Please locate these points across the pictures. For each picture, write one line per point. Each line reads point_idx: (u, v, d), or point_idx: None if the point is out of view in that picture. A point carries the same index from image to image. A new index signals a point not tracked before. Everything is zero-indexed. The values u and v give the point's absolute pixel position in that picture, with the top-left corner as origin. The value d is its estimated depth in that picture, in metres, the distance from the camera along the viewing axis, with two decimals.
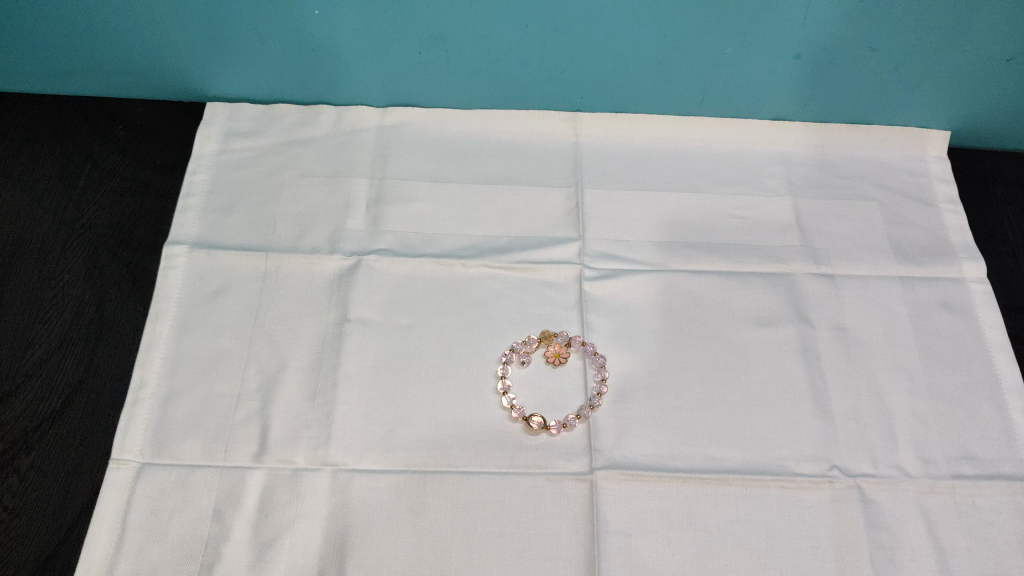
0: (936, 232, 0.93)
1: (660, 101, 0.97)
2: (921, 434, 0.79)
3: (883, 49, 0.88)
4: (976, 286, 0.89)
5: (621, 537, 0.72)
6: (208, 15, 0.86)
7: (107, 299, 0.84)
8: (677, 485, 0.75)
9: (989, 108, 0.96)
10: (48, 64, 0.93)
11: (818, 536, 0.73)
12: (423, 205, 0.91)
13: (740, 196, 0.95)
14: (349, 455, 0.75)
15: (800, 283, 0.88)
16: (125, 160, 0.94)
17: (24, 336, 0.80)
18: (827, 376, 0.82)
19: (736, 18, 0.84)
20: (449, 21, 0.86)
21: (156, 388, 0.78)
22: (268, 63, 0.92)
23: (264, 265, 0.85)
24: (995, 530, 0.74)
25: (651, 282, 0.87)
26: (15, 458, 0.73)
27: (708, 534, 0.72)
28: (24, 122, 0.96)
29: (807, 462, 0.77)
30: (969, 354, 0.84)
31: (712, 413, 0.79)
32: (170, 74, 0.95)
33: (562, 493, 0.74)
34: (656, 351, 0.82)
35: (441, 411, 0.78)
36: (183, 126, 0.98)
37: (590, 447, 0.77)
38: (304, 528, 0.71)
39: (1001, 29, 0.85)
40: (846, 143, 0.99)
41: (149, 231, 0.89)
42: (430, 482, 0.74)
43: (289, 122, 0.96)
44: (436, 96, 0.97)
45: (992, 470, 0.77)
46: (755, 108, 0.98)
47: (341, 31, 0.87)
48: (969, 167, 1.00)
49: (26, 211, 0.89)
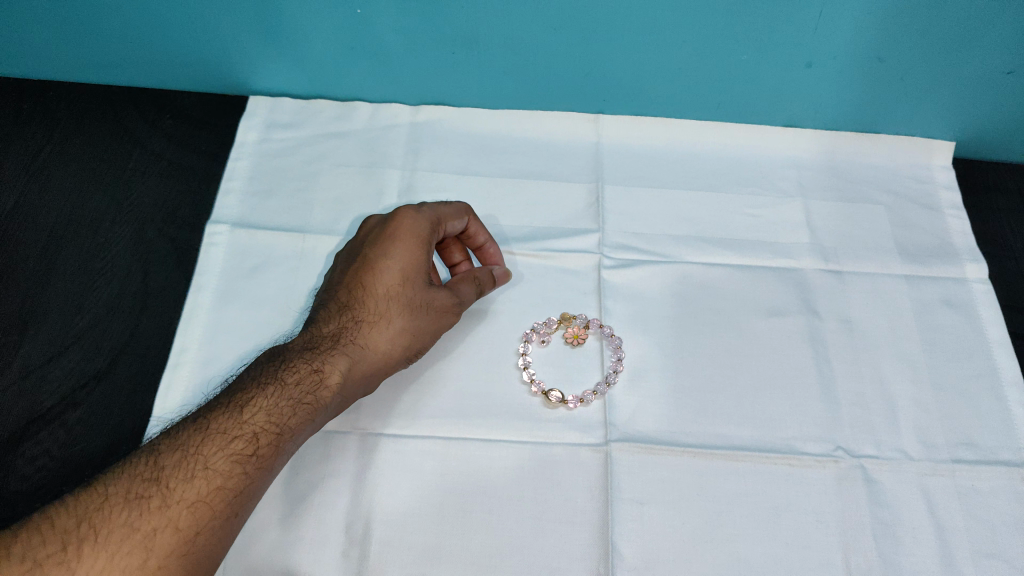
0: (940, 235, 0.97)
1: (679, 105, 1.02)
2: (923, 421, 0.82)
3: (891, 59, 0.93)
4: (978, 286, 0.93)
5: (633, 505, 0.76)
6: (254, 14, 0.91)
7: (153, 271, 0.89)
8: (688, 459, 0.78)
9: (993, 119, 1.00)
10: (102, 57, 0.99)
11: (822, 512, 0.76)
12: (452, 195, 0.96)
13: (753, 197, 0.99)
14: (377, 420, 0.79)
15: (809, 277, 0.92)
16: (171, 146, 1.00)
17: (75, 304, 0.85)
18: (834, 364, 0.85)
19: (752, 27, 0.89)
20: (481, 23, 0.91)
21: (196, 353, 0.82)
22: (309, 59, 0.98)
23: (301, 245, 0.90)
24: (992, 512, 0.77)
25: (666, 272, 0.91)
26: (62, 413, 0.78)
27: (716, 506, 0.76)
28: (79, 109, 1.02)
29: (813, 442, 0.80)
30: (970, 349, 0.88)
31: (723, 394, 0.83)
32: (215, 68, 1.00)
33: (578, 462, 0.78)
34: (669, 334, 0.86)
35: (465, 383, 0.82)
36: (226, 115, 1.03)
37: (605, 422, 0.80)
38: (332, 485, 0.75)
39: (1004, 43, 0.89)
40: (855, 150, 1.04)
41: (193, 210, 0.94)
42: (452, 447, 0.78)
43: (327, 116, 1.02)
44: (466, 96, 1.03)
45: (992, 456, 0.80)
46: (769, 114, 1.03)
47: (380, 30, 0.93)
48: (973, 177, 1.05)
49: (79, 193, 0.95)
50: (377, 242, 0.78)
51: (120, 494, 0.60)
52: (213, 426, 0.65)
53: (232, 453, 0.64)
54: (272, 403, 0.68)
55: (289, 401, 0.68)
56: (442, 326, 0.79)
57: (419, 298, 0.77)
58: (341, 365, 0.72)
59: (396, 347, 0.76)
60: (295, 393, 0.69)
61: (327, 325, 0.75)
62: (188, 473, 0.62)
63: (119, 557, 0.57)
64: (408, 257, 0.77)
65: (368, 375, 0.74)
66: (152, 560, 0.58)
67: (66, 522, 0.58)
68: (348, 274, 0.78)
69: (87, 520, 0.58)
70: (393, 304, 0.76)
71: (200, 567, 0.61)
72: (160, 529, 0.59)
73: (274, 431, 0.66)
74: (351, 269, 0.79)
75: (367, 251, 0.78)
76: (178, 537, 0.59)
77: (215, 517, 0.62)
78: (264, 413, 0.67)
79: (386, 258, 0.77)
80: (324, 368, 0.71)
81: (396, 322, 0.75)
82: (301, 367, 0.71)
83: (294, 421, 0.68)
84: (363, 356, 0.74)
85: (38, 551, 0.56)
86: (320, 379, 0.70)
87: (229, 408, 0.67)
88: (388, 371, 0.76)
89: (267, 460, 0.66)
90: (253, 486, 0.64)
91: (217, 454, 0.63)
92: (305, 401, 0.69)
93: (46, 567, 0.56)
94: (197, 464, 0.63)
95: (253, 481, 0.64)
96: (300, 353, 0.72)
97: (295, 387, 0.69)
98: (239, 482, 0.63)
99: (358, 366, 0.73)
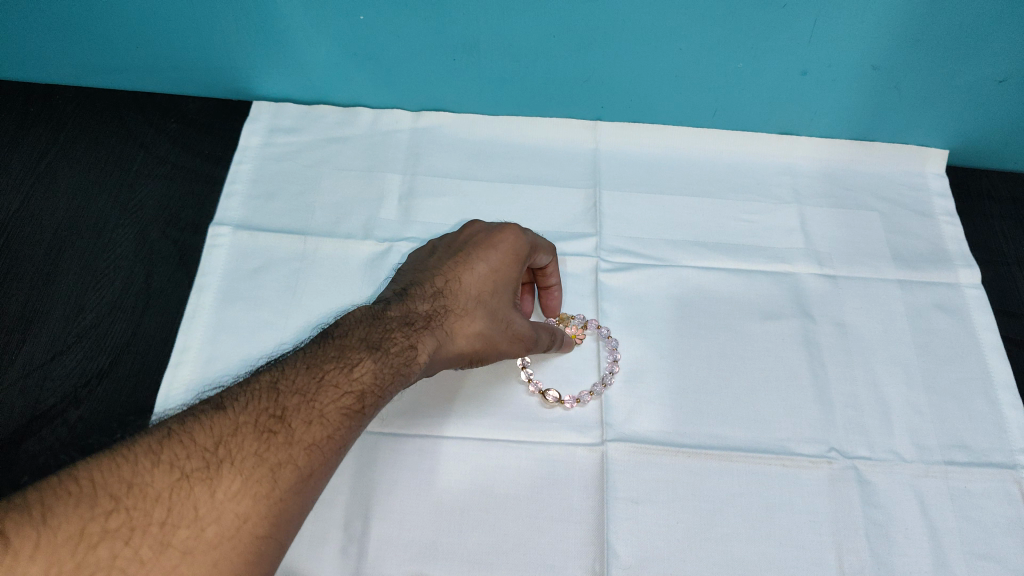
0: (933, 242, 0.98)
1: (676, 112, 1.04)
2: (916, 423, 0.83)
3: (885, 68, 0.94)
4: (971, 291, 0.94)
5: (628, 503, 0.77)
6: (258, 19, 0.92)
7: (156, 272, 0.90)
8: (683, 459, 0.79)
9: (986, 128, 1.01)
10: (107, 62, 1.00)
11: (816, 512, 0.77)
12: (452, 199, 0.98)
13: (749, 203, 1.01)
14: (376, 419, 0.80)
15: (803, 281, 0.93)
16: (175, 149, 1.01)
17: (78, 303, 0.87)
18: (828, 366, 0.86)
19: (748, 34, 0.91)
20: (482, 30, 0.92)
21: (198, 351, 0.83)
22: (312, 65, 0.99)
23: (303, 247, 0.92)
24: (985, 513, 0.78)
25: (662, 276, 0.92)
26: (64, 410, 0.79)
27: (711, 505, 0.77)
28: (84, 113, 1.04)
29: (807, 443, 0.81)
30: (963, 353, 0.89)
31: (719, 395, 0.84)
32: (220, 73, 1.02)
33: (575, 461, 0.79)
34: (667, 337, 0.87)
35: (463, 383, 0.83)
36: (229, 119, 1.04)
37: (601, 422, 0.81)
38: (332, 482, 0.76)
39: (997, 51, 0.91)
40: (850, 157, 1.05)
41: (196, 212, 0.95)
42: (451, 445, 0.79)
43: (329, 121, 1.04)
44: (467, 102, 1.04)
45: (984, 458, 0.81)
46: (765, 121, 1.04)
47: (382, 36, 0.94)
48: (966, 185, 1.06)
49: (84, 195, 0.96)
50: (479, 246, 0.78)
51: (250, 423, 0.59)
52: (325, 375, 0.64)
53: (342, 405, 0.63)
54: (375, 368, 0.66)
55: (390, 369, 0.67)
56: (510, 353, 0.78)
57: (501, 313, 0.76)
58: (428, 345, 0.71)
59: (471, 344, 0.75)
60: (395, 362, 0.67)
61: (420, 304, 0.74)
62: (308, 417, 0.61)
63: (252, 483, 0.56)
64: (502, 266, 0.77)
65: (442, 362, 0.73)
66: (276, 492, 0.56)
67: (205, 441, 0.57)
68: (441, 265, 0.78)
69: (224, 444, 0.57)
70: (481, 308, 0.75)
71: (306, 512, 0.59)
72: (284, 464, 0.58)
73: (374, 393, 0.65)
74: (448, 259, 0.78)
75: (466, 249, 0.78)
76: (299, 474, 0.58)
77: (326, 463, 0.60)
78: (369, 376, 0.65)
79: (480, 261, 0.77)
80: (417, 345, 0.70)
81: (478, 322, 0.75)
82: (399, 338, 0.69)
83: (389, 390, 0.66)
84: (447, 343, 0.72)
85: (184, 463, 0.55)
86: (414, 351, 0.69)
87: (338, 362, 0.65)
88: (452, 364, 0.76)
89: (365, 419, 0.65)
90: (351, 443, 0.63)
91: (331, 402, 0.62)
92: (402, 374, 0.68)
93: (193, 480, 0.55)
94: (314, 410, 0.61)
95: (352, 438, 0.63)
96: (398, 325, 0.70)
97: (395, 357, 0.68)
98: (343, 435, 0.62)
99: (442, 351, 0.72)
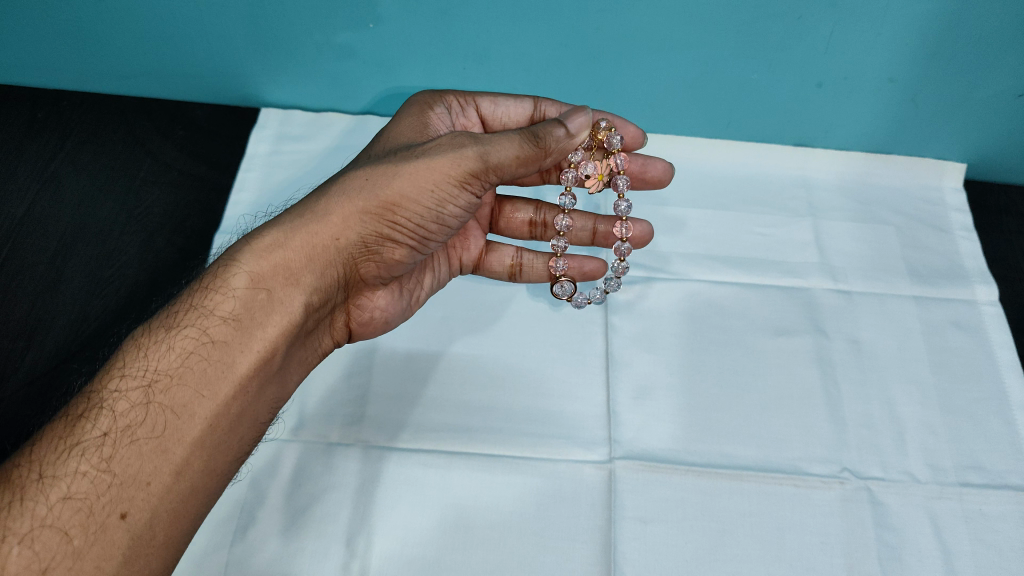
0: (950, 257, 0.96)
1: (688, 124, 1.02)
2: (932, 444, 0.81)
3: (902, 80, 0.93)
4: (989, 308, 0.92)
5: (636, 523, 0.75)
6: (268, 27, 0.92)
7: (160, 281, 0.89)
8: (691, 478, 0.78)
9: (1004, 142, 1.00)
10: (114, 68, 1.00)
11: (828, 533, 0.75)
12: None
13: (763, 216, 0.99)
14: (381, 433, 0.79)
15: (817, 296, 0.92)
16: (183, 156, 1.00)
17: (81, 311, 0.86)
18: (841, 385, 0.85)
19: (763, 44, 0.89)
20: (492, 39, 0.91)
21: None
22: (321, 74, 0.99)
23: None
24: (1001, 537, 0.76)
25: (674, 290, 0.91)
26: None
27: (720, 525, 0.75)
28: (92, 118, 1.03)
29: (819, 464, 0.79)
30: (979, 372, 0.87)
31: (730, 413, 0.82)
32: (228, 81, 1.01)
33: (581, 479, 0.77)
34: (678, 353, 0.86)
35: (469, 398, 0.82)
36: (238, 127, 1.04)
37: (609, 438, 0.80)
38: (333, 497, 0.75)
39: (1015, 66, 0.89)
40: (866, 170, 1.04)
41: (202, 221, 0.95)
42: (457, 461, 0.78)
43: (337, 130, 1.03)
44: None
45: (1000, 480, 0.79)
46: (780, 132, 1.03)
47: (392, 45, 0.93)
48: (984, 200, 1.04)
49: (89, 201, 0.96)
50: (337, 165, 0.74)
51: None
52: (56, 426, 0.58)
53: (86, 438, 0.57)
54: (151, 358, 0.62)
55: (166, 348, 0.62)
56: (419, 186, 0.65)
57: (354, 184, 0.67)
58: (239, 280, 0.64)
59: (320, 237, 0.66)
60: (179, 332, 0.63)
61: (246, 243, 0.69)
62: (16, 497, 0.54)
63: None
64: (354, 164, 0.71)
65: (297, 281, 0.66)
66: None
67: None
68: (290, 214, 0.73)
69: None
70: (313, 201, 0.68)
71: None
72: None
73: (148, 383, 0.60)
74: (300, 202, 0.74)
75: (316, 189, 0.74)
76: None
77: (73, 532, 0.54)
78: (136, 373, 0.61)
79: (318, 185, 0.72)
80: (225, 279, 0.64)
81: (328, 211, 0.67)
82: (186, 300, 0.65)
83: (175, 370, 0.61)
84: (269, 258, 0.65)
85: None
86: (220, 286, 0.64)
87: (85, 394, 0.60)
88: (334, 259, 0.67)
89: (155, 428, 0.58)
90: (131, 461, 0.57)
91: (66, 456, 0.56)
92: (192, 347, 0.62)
93: None
94: (35, 473, 0.55)
95: (129, 455, 0.57)
96: (193, 286, 0.65)
97: (182, 329, 0.63)
98: (101, 473, 0.56)
99: (269, 262, 0.65)
